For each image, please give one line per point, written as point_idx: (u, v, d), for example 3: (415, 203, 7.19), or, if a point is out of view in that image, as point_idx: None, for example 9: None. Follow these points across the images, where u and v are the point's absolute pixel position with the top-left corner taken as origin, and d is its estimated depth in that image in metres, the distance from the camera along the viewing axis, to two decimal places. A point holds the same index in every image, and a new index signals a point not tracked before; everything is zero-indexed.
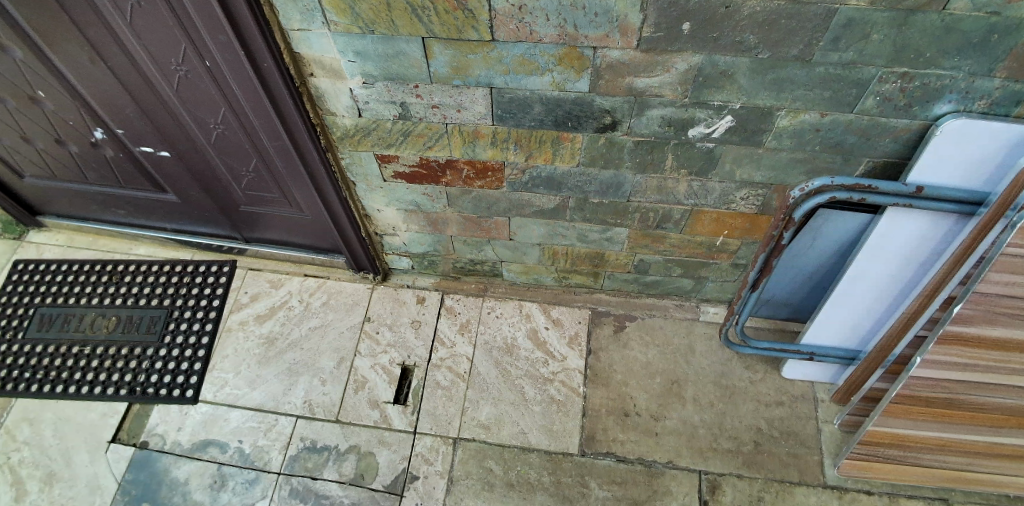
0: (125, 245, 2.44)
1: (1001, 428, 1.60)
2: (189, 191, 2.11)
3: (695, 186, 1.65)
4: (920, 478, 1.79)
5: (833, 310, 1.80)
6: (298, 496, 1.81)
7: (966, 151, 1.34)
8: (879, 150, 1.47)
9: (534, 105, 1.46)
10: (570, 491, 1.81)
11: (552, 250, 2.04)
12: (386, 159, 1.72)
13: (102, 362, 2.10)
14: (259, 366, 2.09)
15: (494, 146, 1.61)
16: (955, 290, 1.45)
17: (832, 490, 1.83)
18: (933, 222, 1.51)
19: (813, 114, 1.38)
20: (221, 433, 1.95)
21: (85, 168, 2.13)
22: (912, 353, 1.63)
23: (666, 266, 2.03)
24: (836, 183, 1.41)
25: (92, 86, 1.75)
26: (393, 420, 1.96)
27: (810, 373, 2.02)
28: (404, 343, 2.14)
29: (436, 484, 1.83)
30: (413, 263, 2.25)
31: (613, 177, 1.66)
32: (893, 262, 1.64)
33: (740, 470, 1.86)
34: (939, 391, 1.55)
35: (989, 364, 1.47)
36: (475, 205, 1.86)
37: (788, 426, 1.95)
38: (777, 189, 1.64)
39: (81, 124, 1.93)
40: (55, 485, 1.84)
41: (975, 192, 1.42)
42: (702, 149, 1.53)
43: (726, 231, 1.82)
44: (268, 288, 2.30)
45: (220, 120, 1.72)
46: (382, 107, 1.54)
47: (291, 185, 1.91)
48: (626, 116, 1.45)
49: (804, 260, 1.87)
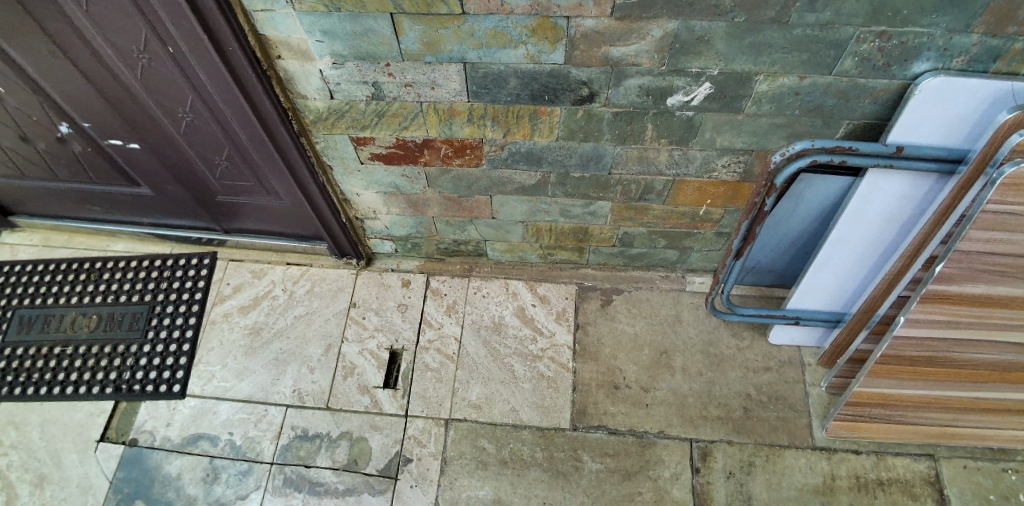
0: (102, 242, 2.39)
1: (983, 383, 1.63)
2: (164, 183, 2.07)
3: (675, 155, 1.64)
4: (905, 435, 1.83)
5: (817, 274, 1.81)
6: (292, 485, 1.81)
7: (945, 109, 1.33)
8: (859, 111, 1.46)
9: (509, 80, 1.42)
10: (563, 465, 1.83)
11: (535, 227, 2.02)
12: (362, 142, 1.69)
13: (86, 361, 2.08)
14: (246, 358, 2.08)
15: (471, 123, 1.58)
16: (936, 249, 1.46)
17: (821, 452, 1.87)
18: (914, 182, 1.51)
19: (792, 78, 1.37)
20: (211, 427, 1.94)
21: (55, 164, 2.08)
22: (896, 313, 1.64)
23: (650, 238, 2.03)
24: (816, 146, 1.40)
25: (54, 78, 1.68)
26: (384, 405, 1.96)
27: (796, 338, 2.04)
28: (391, 327, 2.13)
29: (430, 466, 1.84)
30: (396, 246, 2.23)
31: (592, 149, 1.64)
32: (875, 224, 1.64)
33: (730, 436, 1.89)
34: (923, 350, 1.57)
35: (971, 321, 1.48)
36: (455, 184, 1.83)
37: (776, 391, 1.98)
38: (758, 155, 1.62)
39: (45, 119, 1.87)
40: (46, 487, 1.82)
41: (955, 149, 1.41)
42: (681, 117, 1.51)
43: (708, 200, 1.81)
44: (250, 278, 2.27)
45: (189, 109, 1.68)
46: (354, 87, 1.50)
47: (268, 173, 1.88)
48: (603, 87, 1.43)
49: (787, 226, 1.87)
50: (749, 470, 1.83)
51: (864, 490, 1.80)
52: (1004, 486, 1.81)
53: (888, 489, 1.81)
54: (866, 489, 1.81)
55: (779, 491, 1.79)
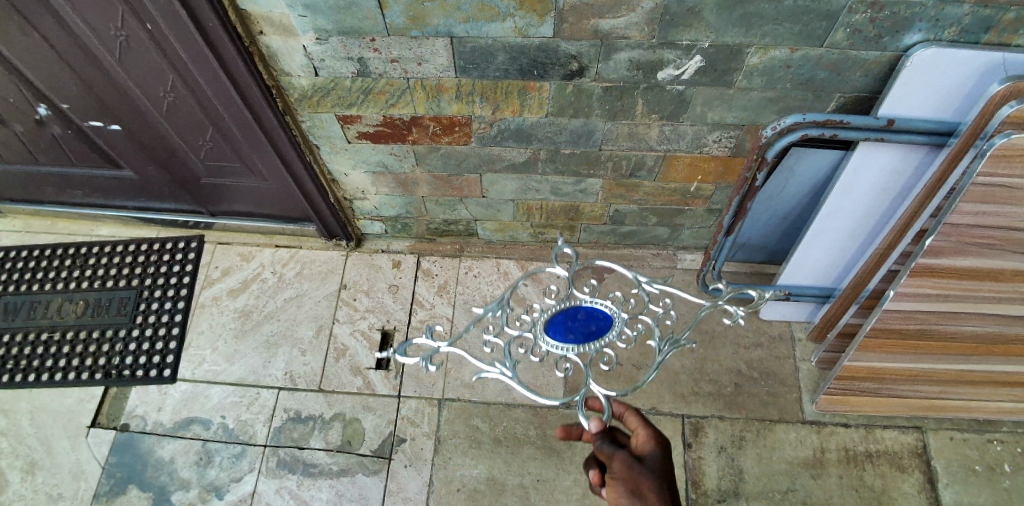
0: (85, 226, 2.35)
1: (971, 356, 1.64)
2: (146, 166, 2.03)
3: (666, 130, 1.62)
4: (893, 408, 1.85)
5: (808, 250, 1.81)
6: (286, 467, 1.82)
7: (937, 80, 1.32)
8: (850, 84, 1.45)
9: (497, 54, 1.39)
10: (556, 443, 1.84)
11: (526, 206, 2.01)
12: (349, 120, 1.66)
13: (73, 347, 2.05)
14: (237, 341, 2.06)
15: (460, 100, 1.55)
16: (926, 222, 1.46)
17: (810, 426, 1.89)
18: (904, 155, 1.50)
19: (784, 50, 1.35)
20: (203, 410, 1.93)
21: (33, 147, 2.03)
22: (886, 287, 1.65)
23: (641, 215, 2.02)
24: (807, 120, 1.40)
25: (27, 58, 1.64)
26: (376, 386, 1.96)
27: (787, 314, 2.05)
28: (383, 308, 2.11)
29: (424, 446, 1.84)
30: (386, 227, 2.21)
31: (583, 125, 1.62)
32: (866, 198, 1.64)
33: (721, 411, 1.90)
34: (912, 324, 1.58)
35: (960, 293, 1.49)
36: (444, 162, 1.81)
37: (766, 367, 1.99)
38: (749, 130, 1.61)
39: (21, 101, 1.82)
40: (37, 473, 1.82)
41: (946, 122, 1.41)
42: (672, 92, 1.49)
43: (699, 176, 1.80)
44: (239, 261, 2.24)
45: (169, 89, 1.64)
46: (339, 64, 1.46)
47: (253, 153, 1.84)
48: (593, 61, 1.40)
49: (778, 201, 1.87)
50: (740, 444, 1.85)
51: (853, 462, 1.83)
52: (989, 457, 1.84)
53: (876, 461, 1.83)
54: (855, 461, 1.83)
55: (769, 464, 1.82)
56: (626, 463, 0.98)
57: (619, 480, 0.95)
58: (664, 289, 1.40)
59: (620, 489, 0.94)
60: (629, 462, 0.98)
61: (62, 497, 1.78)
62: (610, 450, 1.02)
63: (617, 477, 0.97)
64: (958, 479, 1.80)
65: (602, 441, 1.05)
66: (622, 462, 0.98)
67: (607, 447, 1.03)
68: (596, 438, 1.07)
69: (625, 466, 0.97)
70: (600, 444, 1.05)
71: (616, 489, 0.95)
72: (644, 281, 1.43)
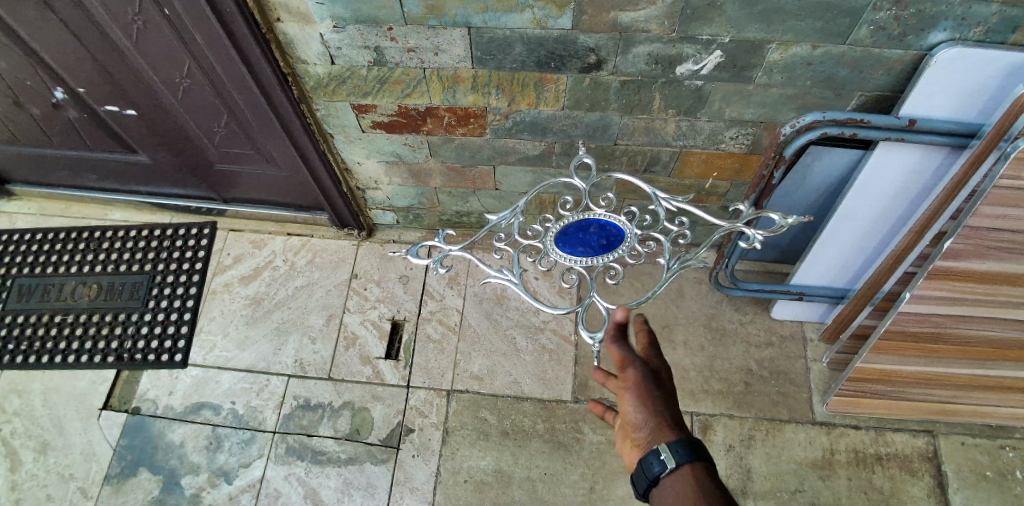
0: (99, 211, 2.37)
1: (986, 361, 1.63)
2: (160, 151, 2.04)
3: (683, 126, 1.60)
4: (905, 411, 1.84)
5: (822, 249, 1.79)
6: (295, 454, 1.83)
7: (962, 81, 1.30)
8: (872, 83, 1.43)
9: (515, 45, 1.37)
10: (564, 437, 1.84)
11: (538, 199, 2.01)
12: (363, 109, 1.65)
13: (86, 330, 2.07)
14: (248, 327, 2.08)
15: (476, 91, 1.53)
16: (945, 225, 1.44)
17: (820, 426, 1.88)
18: (925, 156, 1.48)
19: (805, 47, 1.33)
20: (213, 396, 1.94)
21: (50, 131, 2.05)
22: (901, 289, 1.63)
23: (654, 210, 2.01)
24: (827, 118, 1.37)
25: (46, 41, 1.64)
26: (386, 375, 1.96)
27: (798, 314, 2.04)
28: (393, 298, 2.12)
29: (432, 436, 1.85)
30: (398, 218, 2.21)
31: (599, 119, 1.60)
32: (884, 199, 1.62)
33: (730, 410, 1.90)
34: (927, 327, 1.56)
35: (978, 298, 1.47)
36: (458, 153, 1.80)
37: (777, 366, 1.98)
38: (767, 127, 1.59)
39: (39, 84, 1.83)
40: (50, 454, 1.84)
41: (969, 123, 1.38)
42: (689, 87, 1.47)
43: (715, 173, 1.79)
44: (251, 249, 2.25)
45: (185, 75, 1.64)
46: (355, 52, 1.45)
47: (267, 141, 1.85)
48: (611, 55, 1.38)
49: (793, 199, 1.85)
50: (749, 443, 1.85)
51: (862, 464, 1.82)
52: (1000, 463, 1.83)
53: (886, 464, 1.82)
54: (864, 463, 1.82)
55: (777, 464, 1.82)
56: (640, 373, 1.00)
57: (630, 387, 0.98)
58: (681, 207, 1.36)
59: (631, 397, 0.97)
60: (643, 372, 1.00)
61: (74, 477, 1.80)
62: (627, 356, 1.04)
63: (628, 383, 0.99)
64: (968, 484, 1.79)
65: (620, 346, 1.07)
66: (637, 369, 1.01)
67: (624, 353, 1.05)
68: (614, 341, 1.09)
69: (639, 376, 0.99)
70: (615, 347, 1.08)
71: (626, 394, 0.99)
72: (662, 198, 1.38)
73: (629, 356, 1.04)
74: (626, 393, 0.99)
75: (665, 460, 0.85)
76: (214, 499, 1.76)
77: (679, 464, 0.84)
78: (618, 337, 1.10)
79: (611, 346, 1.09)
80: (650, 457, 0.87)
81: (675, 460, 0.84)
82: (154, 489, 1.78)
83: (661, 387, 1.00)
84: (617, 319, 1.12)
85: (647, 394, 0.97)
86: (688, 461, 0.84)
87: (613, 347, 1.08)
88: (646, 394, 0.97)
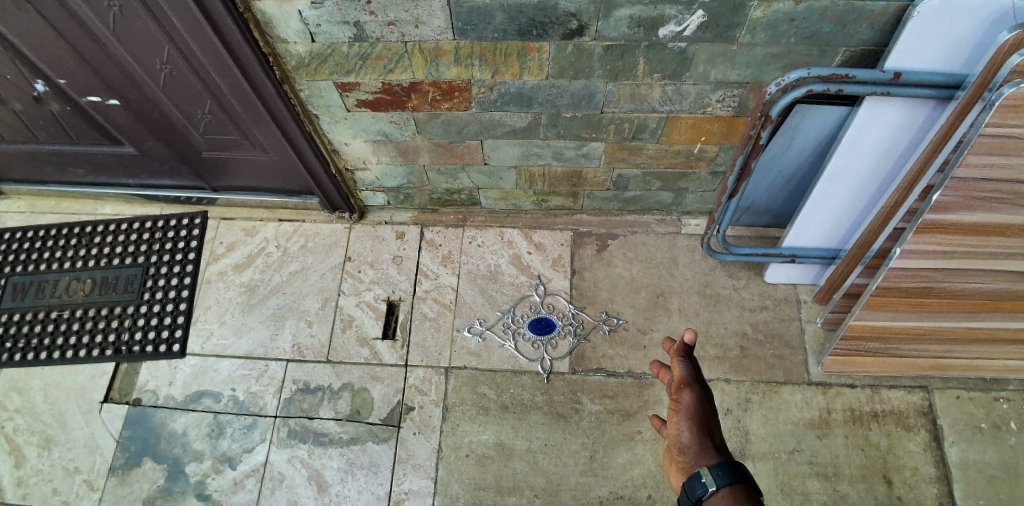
0: (89, 206, 2.36)
1: (979, 313, 1.63)
2: (145, 141, 2.02)
3: (668, 90, 1.59)
4: (899, 367, 1.85)
5: (813, 210, 1.79)
6: (297, 437, 1.84)
7: (947, 30, 1.27)
8: (856, 37, 1.41)
9: (495, 14, 1.35)
10: (563, 408, 1.85)
11: (528, 173, 2.00)
12: (347, 88, 1.64)
13: (82, 325, 2.07)
14: (244, 314, 2.08)
15: (459, 63, 1.52)
16: (933, 178, 1.43)
17: (816, 387, 1.90)
18: (912, 110, 1.46)
19: (788, 3, 1.30)
20: (213, 384, 1.95)
21: (32, 125, 2.03)
22: (891, 246, 1.63)
23: (644, 180, 2.01)
24: (812, 75, 1.34)
25: (22, 31, 1.62)
26: (384, 355, 1.97)
27: (792, 276, 2.05)
28: (388, 279, 2.12)
29: (432, 413, 1.86)
30: (389, 198, 2.21)
31: (584, 87, 1.59)
32: (873, 156, 1.60)
33: (727, 374, 1.91)
34: (919, 281, 1.56)
35: (968, 250, 1.46)
36: (444, 129, 1.80)
37: (772, 329, 2.00)
38: (753, 88, 1.58)
39: (19, 78, 1.81)
40: (54, 448, 1.85)
41: (954, 74, 1.36)
42: (673, 50, 1.45)
43: (703, 137, 1.78)
44: (243, 237, 2.25)
45: (165, 60, 1.62)
46: (335, 28, 1.43)
47: (252, 125, 1.84)
48: (593, 19, 1.36)
49: (783, 159, 1.85)
50: (746, 406, 1.87)
51: (858, 422, 1.84)
52: (995, 415, 1.85)
53: (882, 421, 1.84)
54: (861, 421, 1.84)
55: (775, 425, 1.84)
56: (696, 398, 0.96)
57: (681, 414, 0.95)
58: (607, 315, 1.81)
59: (682, 419, 0.94)
60: (700, 397, 0.96)
61: (79, 470, 1.82)
62: (688, 377, 0.99)
63: (682, 407, 0.96)
64: (964, 437, 1.81)
65: (685, 363, 1.01)
66: (694, 393, 0.96)
67: (687, 372, 0.99)
68: (680, 358, 1.02)
69: (695, 400, 0.95)
70: (680, 364, 1.01)
71: (677, 417, 0.95)
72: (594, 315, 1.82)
73: (689, 377, 0.99)
74: (676, 416, 0.96)
75: (706, 484, 0.80)
76: (219, 485, 1.78)
77: (720, 489, 0.79)
78: (685, 352, 1.02)
79: (674, 363, 1.02)
80: (693, 480, 0.82)
81: (716, 484, 0.79)
82: (159, 478, 1.80)
83: (715, 416, 0.96)
84: (685, 339, 1.00)
85: (699, 420, 0.93)
86: (729, 485, 0.78)
87: (677, 364, 1.02)
88: (699, 419, 0.93)
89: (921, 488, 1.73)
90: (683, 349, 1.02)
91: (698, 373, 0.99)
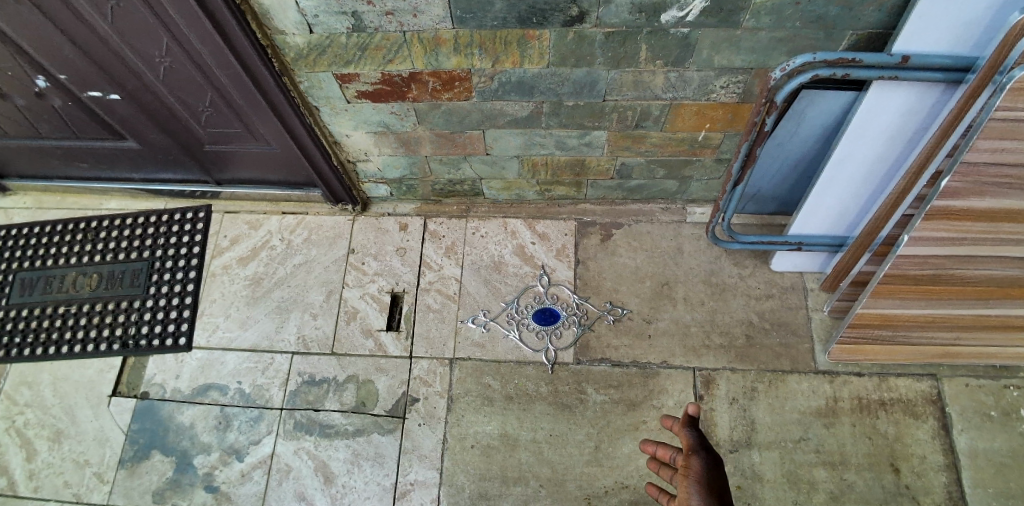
0: (94, 201, 2.37)
1: (989, 300, 1.60)
2: (148, 134, 2.02)
3: (671, 77, 1.57)
4: (906, 356, 1.84)
5: (820, 196, 1.77)
6: (303, 428, 1.85)
7: (957, 13, 1.23)
8: (863, 21, 1.39)
9: (494, 2, 1.33)
10: (568, 398, 1.85)
11: (531, 162, 1.99)
12: (347, 79, 1.63)
13: (89, 318, 2.09)
14: (249, 307, 2.09)
15: (458, 53, 1.51)
16: (942, 163, 1.40)
17: (823, 375, 1.88)
18: (920, 94, 1.43)
19: None
20: (219, 376, 1.97)
21: (35, 120, 2.03)
22: (900, 233, 1.61)
23: (649, 168, 1.99)
24: (818, 60, 1.31)
25: (21, 26, 1.62)
26: (389, 347, 1.97)
27: (799, 264, 2.03)
28: (392, 270, 2.12)
29: (437, 404, 1.87)
30: (391, 190, 2.20)
31: (586, 75, 1.57)
32: (881, 141, 1.58)
33: (733, 363, 1.90)
34: (927, 268, 1.54)
35: (978, 236, 1.43)
36: (446, 119, 1.78)
37: (778, 317, 1.98)
38: (758, 74, 1.56)
39: (20, 73, 1.82)
40: (64, 441, 1.88)
41: (964, 57, 1.33)
42: (676, 35, 1.43)
43: (708, 124, 1.76)
44: (247, 230, 2.25)
45: (164, 53, 1.62)
46: (333, 19, 1.42)
47: (252, 116, 1.83)
48: (594, 7, 1.34)
49: (789, 146, 1.83)
50: (753, 395, 1.86)
51: (866, 411, 1.82)
52: (1004, 402, 1.82)
53: (890, 409, 1.82)
54: (868, 409, 1.83)
55: (781, 414, 1.83)
56: (705, 464, 0.95)
57: (691, 481, 0.93)
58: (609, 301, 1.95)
59: (692, 485, 0.92)
60: (708, 463, 0.95)
61: (89, 462, 1.84)
62: (694, 443, 0.98)
63: (690, 473, 0.95)
64: (973, 424, 1.79)
65: (691, 432, 1.00)
66: (702, 459, 0.95)
67: (693, 439, 0.99)
68: (685, 427, 1.02)
69: (704, 467, 0.95)
70: (686, 433, 1.01)
71: (686, 483, 0.94)
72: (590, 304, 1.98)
73: (696, 443, 0.98)
74: (686, 483, 0.94)
75: None
76: (227, 476, 1.80)
77: None
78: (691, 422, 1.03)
79: (681, 432, 1.02)
80: None
81: None
82: (168, 471, 1.81)
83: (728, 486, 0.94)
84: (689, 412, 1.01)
85: (708, 485, 0.92)
86: None
87: (683, 434, 1.02)
88: (707, 484, 0.92)
89: (928, 477, 1.72)
90: (688, 418, 1.03)
91: (705, 440, 0.99)
